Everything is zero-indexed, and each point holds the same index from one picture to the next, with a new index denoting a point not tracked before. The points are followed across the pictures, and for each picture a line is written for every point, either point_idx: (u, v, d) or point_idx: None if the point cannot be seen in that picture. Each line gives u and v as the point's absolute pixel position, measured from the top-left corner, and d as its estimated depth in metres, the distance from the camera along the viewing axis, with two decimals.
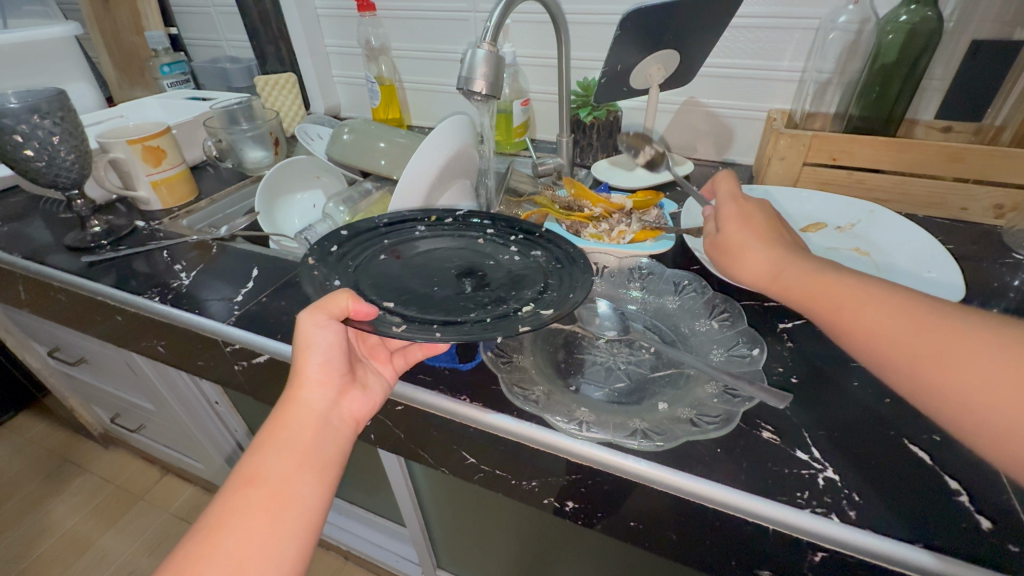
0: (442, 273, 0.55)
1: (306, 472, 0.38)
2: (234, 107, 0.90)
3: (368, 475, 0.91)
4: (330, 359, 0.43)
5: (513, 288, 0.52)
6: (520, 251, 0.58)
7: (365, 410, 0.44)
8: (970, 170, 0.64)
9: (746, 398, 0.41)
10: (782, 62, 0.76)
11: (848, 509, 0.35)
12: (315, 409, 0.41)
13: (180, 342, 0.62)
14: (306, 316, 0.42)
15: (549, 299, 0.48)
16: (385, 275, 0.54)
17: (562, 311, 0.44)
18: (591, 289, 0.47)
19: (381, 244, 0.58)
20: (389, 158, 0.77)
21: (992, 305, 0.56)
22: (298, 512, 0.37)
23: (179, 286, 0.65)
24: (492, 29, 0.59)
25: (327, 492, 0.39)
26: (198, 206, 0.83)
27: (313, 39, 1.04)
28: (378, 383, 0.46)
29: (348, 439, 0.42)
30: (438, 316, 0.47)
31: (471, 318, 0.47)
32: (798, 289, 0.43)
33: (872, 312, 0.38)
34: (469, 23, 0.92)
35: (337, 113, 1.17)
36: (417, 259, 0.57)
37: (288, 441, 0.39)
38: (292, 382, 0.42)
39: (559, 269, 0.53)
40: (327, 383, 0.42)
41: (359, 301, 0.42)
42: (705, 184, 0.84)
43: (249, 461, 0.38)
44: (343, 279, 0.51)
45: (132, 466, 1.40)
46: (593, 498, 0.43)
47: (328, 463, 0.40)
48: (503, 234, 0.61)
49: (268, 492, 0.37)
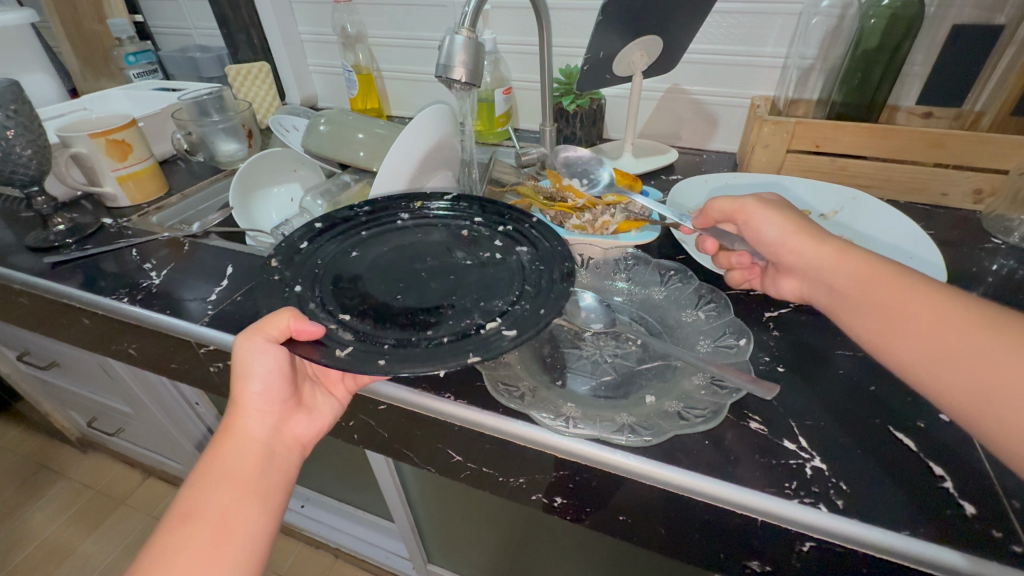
0: (410, 276, 0.53)
1: (249, 501, 0.37)
2: (204, 98, 0.86)
3: (356, 472, 0.89)
4: (271, 387, 0.42)
5: (482, 297, 0.50)
6: (503, 247, 0.56)
7: (310, 434, 0.44)
8: (951, 156, 0.65)
9: (732, 389, 0.41)
10: (765, 47, 0.76)
11: (837, 497, 0.35)
12: (256, 437, 0.41)
13: (152, 345, 0.59)
14: (242, 342, 0.41)
15: (516, 313, 0.46)
16: (350, 276, 0.53)
17: (524, 336, 0.41)
18: (567, 302, 0.44)
19: (357, 238, 0.58)
20: (368, 150, 0.75)
21: (972, 290, 0.57)
22: (240, 543, 0.36)
23: (149, 285, 0.62)
24: (470, 15, 0.57)
25: (272, 519, 0.38)
26: (169, 202, 0.80)
27: (286, 27, 1.00)
28: (327, 406, 0.47)
29: (293, 464, 0.42)
30: (391, 335, 0.45)
31: (426, 339, 0.45)
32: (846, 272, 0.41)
33: (904, 310, 0.37)
34: (448, 10, 0.90)
35: (314, 104, 1.13)
36: (389, 256, 0.56)
37: (226, 472, 0.38)
38: (231, 413, 0.41)
39: (538, 274, 0.51)
40: (268, 411, 0.42)
41: (302, 322, 0.41)
42: (690, 173, 0.83)
43: (185, 498, 0.37)
44: (304, 283, 0.50)
45: (113, 469, 1.37)
46: (582, 493, 0.42)
47: (273, 489, 0.39)
48: (489, 224, 0.59)
49: (206, 527, 0.35)
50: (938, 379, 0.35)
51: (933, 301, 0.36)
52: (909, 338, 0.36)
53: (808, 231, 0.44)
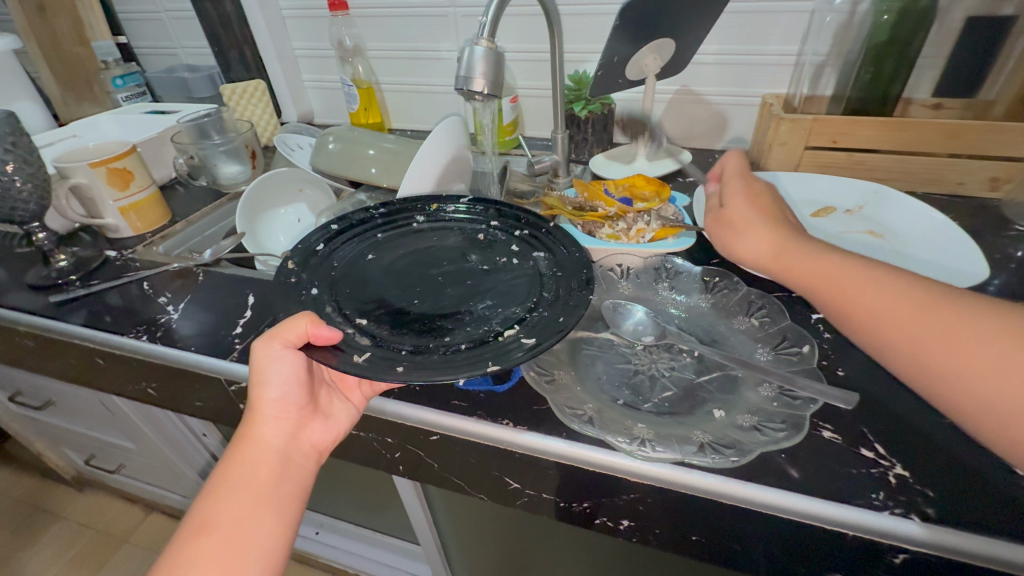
0: (425, 282, 0.53)
1: (264, 511, 0.39)
2: (202, 121, 0.85)
3: (378, 497, 0.86)
4: (287, 394, 0.43)
5: (500, 303, 0.49)
6: (519, 252, 0.55)
7: (326, 441, 0.45)
8: (964, 146, 0.65)
9: (806, 400, 0.40)
10: (771, 45, 0.76)
11: (926, 505, 0.34)
12: (271, 444, 0.42)
13: (173, 384, 0.56)
14: (260, 347, 0.42)
15: (534, 321, 0.45)
16: (365, 280, 0.52)
17: (545, 343, 0.41)
18: (586, 308, 0.44)
19: (373, 239, 0.58)
20: (380, 166, 0.71)
21: (1002, 279, 0.57)
22: (253, 553, 0.37)
23: (167, 321, 0.59)
24: (489, 25, 0.55)
25: (288, 528, 0.39)
26: (173, 230, 0.76)
27: (279, 42, 0.97)
28: (343, 411, 0.46)
29: (308, 472, 0.43)
30: (408, 341, 0.45)
31: (444, 345, 0.44)
32: (802, 269, 0.42)
33: (878, 300, 0.38)
34: (450, 19, 0.88)
35: (310, 120, 1.10)
36: (403, 260, 0.56)
37: (241, 479, 0.40)
38: (248, 419, 0.42)
39: (557, 282, 0.50)
40: (284, 417, 0.43)
41: (319, 326, 0.41)
42: (704, 173, 0.83)
43: (201, 509, 0.38)
44: (321, 285, 0.50)
45: (112, 507, 1.31)
46: (654, 516, 0.41)
47: (288, 499, 0.40)
48: (506, 228, 0.59)
49: (220, 536, 0.37)
50: (911, 363, 0.36)
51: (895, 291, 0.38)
52: (885, 327, 0.37)
53: (766, 231, 0.46)
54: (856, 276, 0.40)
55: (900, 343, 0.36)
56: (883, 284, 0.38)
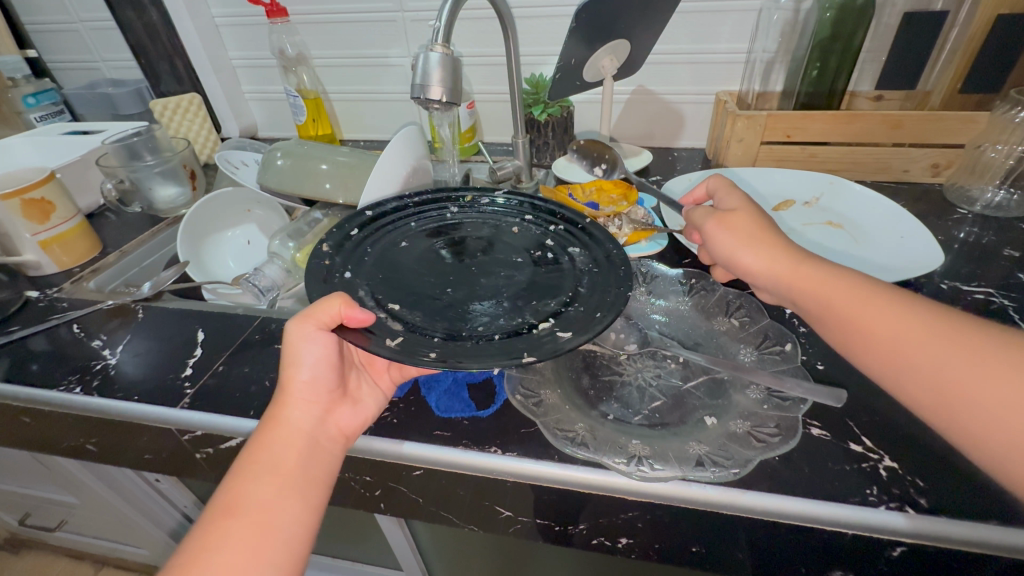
0: (457, 272, 0.50)
1: (291, 495, 0.35)
2: (132, 141, 0.77)
3: (354, 531, 0.81)
4: (318, 375, 0.41)
5: (534, 295, 0.47)
6: (553, 245, 0.53)
7: (354, 425, 0.42)
8: (909, 135, 0.68)
9: (796, 400, 0.40)
10: (721, 44, 0.77)
11: (918, 496, 0.35)
12: (300, 426, 0.39)
13: (116, 437, 0.50)
14: (294, 328, 0.40)
15: (573, 315, 0.43)
16: (397, 267, 0.50)
17: (585, 335, 0.39)
18: (625, 305, 0.42)
19: (405, 228, 0.55)
20: (335, 181, 0.66)
21: (955, 260, 0.59)
22: (281, 539, 0.34)
23: (105, 367, 0.53)
24: (442, 30, 0.52)
25: (314, 516, 0.36)
26: (105, 262, 0.69)
27: (214, 53, 0.91)
28: (371, 398, 0.44)
29: (336, 457, 0.39)
30: (440, 328, 0.43)
31: (477, 335, 0.42)
32: (813, 290, 0.40)
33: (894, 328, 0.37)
34: (399, 24, 0.84)
35: (254, 133, 1.04)
36: (437, 249, 0.53)
37: (270, 461, 0.36)
38: (276, 400, 0.39)
39: (592, 276, 0.48)
40: (314, 400, 0.40)
41: (353, 309, 0.39)
42: (666, 172, 0.83)
43: (226, 490, 0.35)
44: (355, 271, 0.48)
45: (55, 568, 1.19)
46: (652, 532, 0.40)
47: (316, 485, 0.37)
48: (540, 220, 0.57)
49: (246, 520, 0.34)
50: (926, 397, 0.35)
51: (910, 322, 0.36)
52: (897, 357, 0.36)
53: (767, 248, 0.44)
54: (863, 296, 0.39)
55: (915, 376, 0.35)
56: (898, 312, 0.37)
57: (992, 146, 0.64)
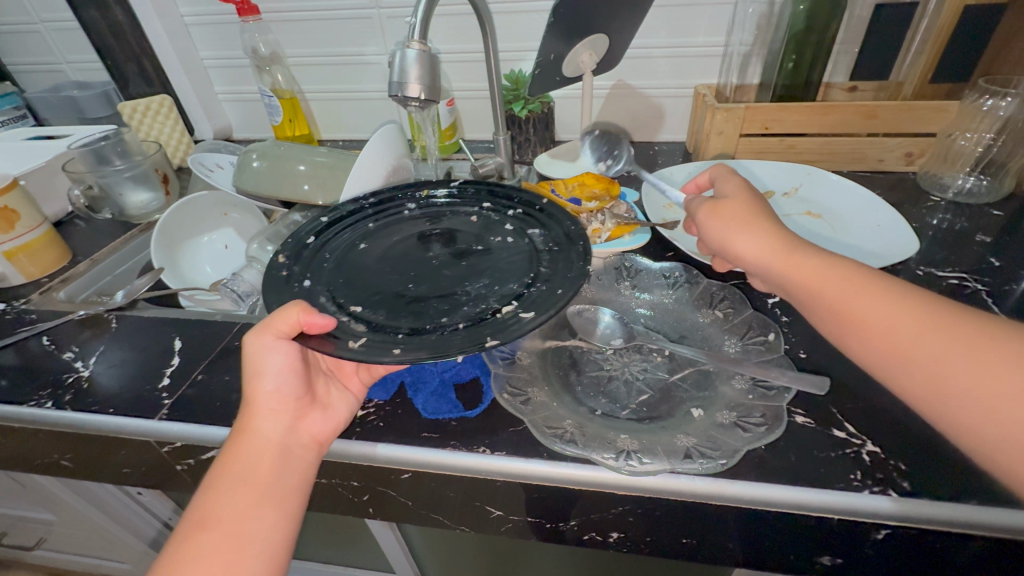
0: (420, 266, 0.50)
1: (266, 505, 0.35)
2: (99, 145, 0.75)
3: (345, 537, 0.80)
4: (282, 385, 0.40)
5: (497, 281, 0.47)
6: (514, 230, 0.53)
7: (326, 432, 0.41)
8: (882, 125, 0.69)
9: (781, 389, 0.40)
10: (698, 37, 0.77)
11: (901, 480, 0.35)
12: (270, 436, 0.38)
13: (93, 452, 0.49)
14: (253, 339, 0.39)
15: (535, 295, 0.43)
16: (360, 269, 0.49)
17: (547, 314, 0.40)
18: (584, 280, 0.43)
19: (364, 229, 0.54)
20: (313, 182, 0.65)
21: (930, 246, 0.61)
22: (257, 547, 0.34)
23: (78, 380, 0.51)
24: (419, 26, 0.51)
25: (292, 523, 0.36)
26: (76, 271, 0.67)
27: (184, 53, 0.88)
28: (343, 402, 0.43)
29: (312, 465, 0.39)
30: (405, 323, 0.42)
31: (441, 326, 0.42)
32: (806, 273, 0.39)
33: (885, 316, 0.36)
34: (375, 21, 0.83)
35: (229, 135, 1.01)
36: (398, 246, 0.52)
37: (241, 472, 0.36)
38: (243, 413, 0.39)
39: (553, 256, 0.48)
40: (281, 409, 0.40)
41: (311, 315, 0.38)
42: (648, 166, 0.83)
43: (200, 505, 0.35)
44: (315, 279, 0.47)
45: None
46: (644, 526, 0.40)
47: (291, 493, 0.37)
48: (500, 208, 0.56)
49: (222, 531, 0.34)
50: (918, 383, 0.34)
51: (903, 311, 0.36)
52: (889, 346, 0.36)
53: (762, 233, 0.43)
54: (856, 285, 0.38)
55: (908, 362, 0.35)
56: (891, 301, 0.36)
57: (963, 134, 0.66)
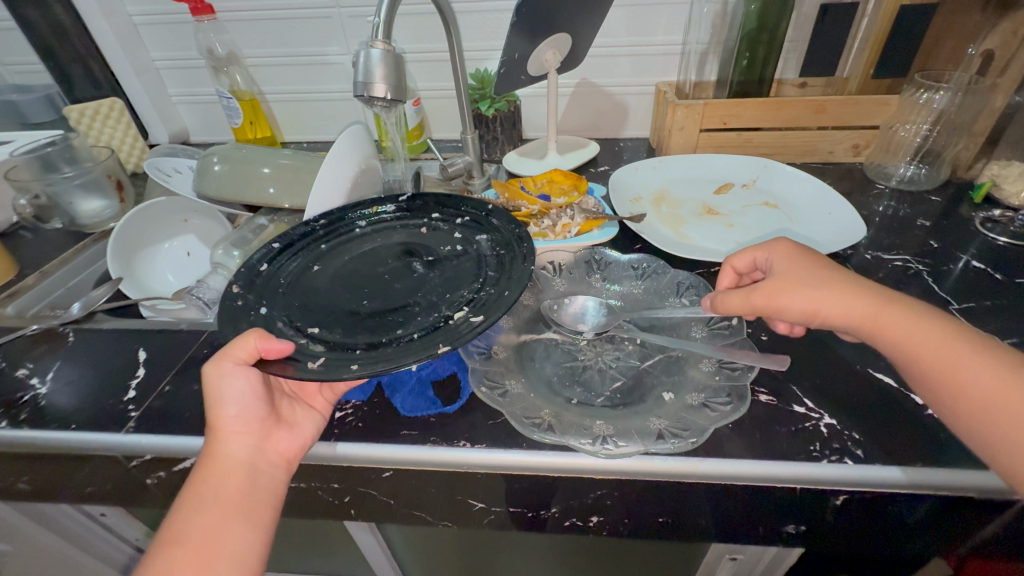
0: (373, 281, 0.50)
1: (236, 522, 0.35)
2: (46, 151, 0.72)
3: (326, 545, 0.79)
4: (246, 408, 0.39)
5: (448, 288, 0.48)
6: (463, 238, 0.55)
7: (296, 449, 0.40)
8: (832, 118, 0.73)
9: (745, 368, 0.42)
10: (657, 36, 0.80)
11: (855, 448, 0.38)
12: (237, 457, 0.38)
13: (53, 472, 0.47)
14: (210, 368, 0.38)
15: (484, 298, 0.45)
16: (313, 291, 0.49)
17: (497, 313, 0.41)
18: (529, 279, 0.45)
19: (316, 252, 0.54)
20: (279, 185, 0.63)
21: (877, 232, 0.65)
22: (228, 566, 0.34)
23: (33, 398, 0.49)
24: (382, 26, 0.51)
25: (263, 539, 0.36)
26: (24, 285, 0.64)
27: (134, 54, 0.85)
28: (309, 419, 0.42)
29: (282, 483, 0.39)
30: (362, 338, 0.43)
31: (397, 338, 0.42)
32: (856, 309, 0.40)
33: (939, 346, 0.37)
34: (337, 21, 0.82)
35: (185, 139, 0.98)
36: (350, 265, 0.52)
37: (209, 493, 0.36)
38: (208, 439, 0.38)
39: (500, 258, 0.50)
40: (247, 431, 0.39)
41: (269, 340, 0.38)
42: (614, 162, 0.85)
43: (170, 525, 0.35)
44: (272, 305, 0.46)
45: None
46: (622, 508, 0.41)
47: (262, 511, 0.37)
48: (448, 218, 0.58)
49: (190, 551, 0.33)
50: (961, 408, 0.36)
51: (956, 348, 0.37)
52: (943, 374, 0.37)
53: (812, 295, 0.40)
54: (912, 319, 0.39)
55: (962, 389, 0.36)
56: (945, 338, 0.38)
57: (903, 126, 0.70)
